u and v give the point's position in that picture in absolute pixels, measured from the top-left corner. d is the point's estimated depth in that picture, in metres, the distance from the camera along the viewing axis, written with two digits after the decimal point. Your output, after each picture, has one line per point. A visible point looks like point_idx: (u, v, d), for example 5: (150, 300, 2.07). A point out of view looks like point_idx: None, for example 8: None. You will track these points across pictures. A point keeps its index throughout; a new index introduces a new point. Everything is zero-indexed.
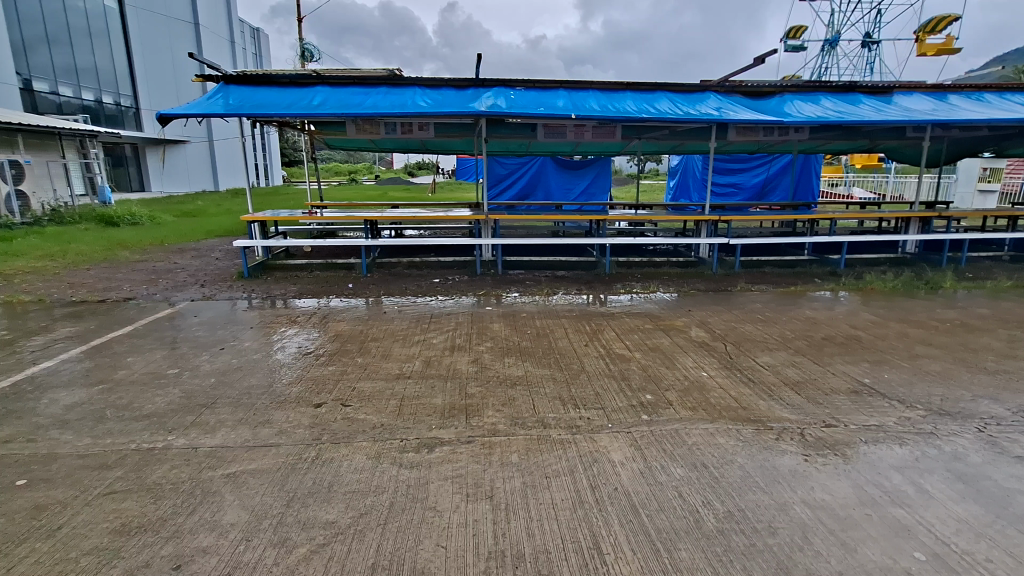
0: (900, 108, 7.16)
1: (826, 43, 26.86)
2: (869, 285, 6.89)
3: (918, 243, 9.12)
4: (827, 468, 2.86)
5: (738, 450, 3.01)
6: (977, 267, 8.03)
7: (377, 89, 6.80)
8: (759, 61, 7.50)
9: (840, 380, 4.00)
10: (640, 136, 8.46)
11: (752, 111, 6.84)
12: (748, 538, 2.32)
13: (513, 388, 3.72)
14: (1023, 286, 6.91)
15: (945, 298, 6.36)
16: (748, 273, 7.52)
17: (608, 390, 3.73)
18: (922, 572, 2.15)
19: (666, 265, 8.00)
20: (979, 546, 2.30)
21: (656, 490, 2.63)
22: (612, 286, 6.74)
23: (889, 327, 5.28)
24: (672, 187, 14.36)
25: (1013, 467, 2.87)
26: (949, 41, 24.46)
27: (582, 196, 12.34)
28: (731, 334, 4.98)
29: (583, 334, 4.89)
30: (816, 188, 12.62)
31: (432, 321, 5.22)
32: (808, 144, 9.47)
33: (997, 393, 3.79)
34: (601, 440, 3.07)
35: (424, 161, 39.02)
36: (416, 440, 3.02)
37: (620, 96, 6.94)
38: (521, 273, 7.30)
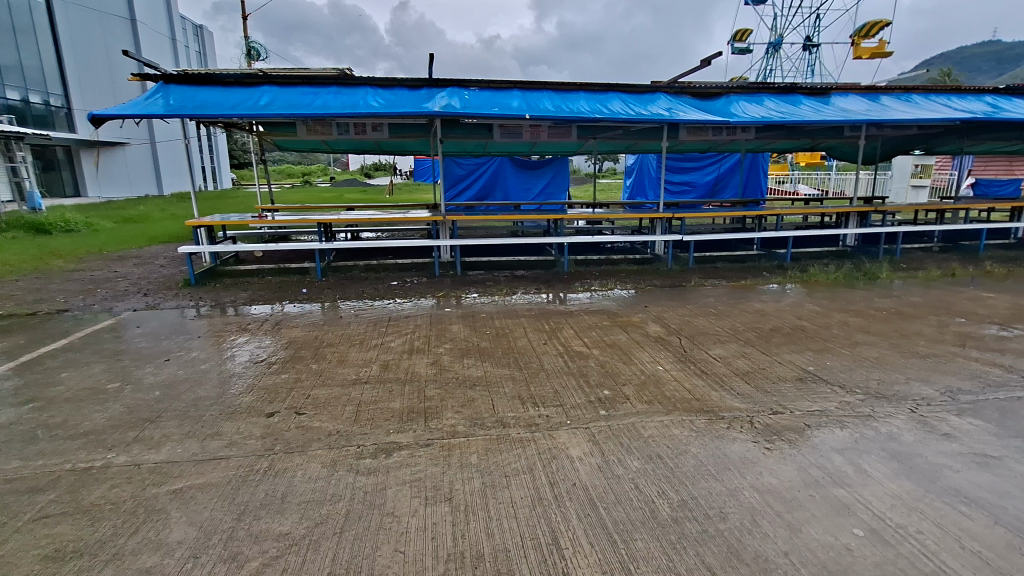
0: (837, 109, 7.53)
1: (770, 46, 28.04)
2: (813, 277, 7.23)
3: (857, 236, 9.63)
4: (775, 453, 2.99)
5: (691, 440, 3.10)
6: (910, 258, 8.56)
7: (328, 88, 6.66)
8: (706, 62, 7.76)
9: (786, 368, 4.19)
10: (594, 136, 8.59)
11: (700, 111, 7.06)
12: (701, 524, 2.40)
13: (473, 389, 3.72)
14: (950, 275, 7.40)
15: (881, 288, 6.75)
16: (701, 269, 7.75)
17: (566, 387, 3.78)
18: (861, 548, 2.27)
19: (623, 262, 8.15)
20: (911, 519, 2.45)
21: (613, 483, 2.68)
22: (570, 284, 6.82)
23: (832, 317, 5.56)
24: (628, 185, 14.67)
25: (941, 444, 3.08)
26: (882, 45, 25.99)
27: (540, 196, 12.46)
28: (685, 328, 5.13)
29: (541, 333, 4.93)
30: (764, 185, 13.15)
31: (390, 324, 5.15)
32: (755, 143, 9.84)
33: (927, 375, 4.05)
34: (560, 437, 3.11)
35: (382, 162, 38.47)
36: (374, 445, 2.98)
37: (573, 96, 7.04)
38: (480, 274, 7.30)
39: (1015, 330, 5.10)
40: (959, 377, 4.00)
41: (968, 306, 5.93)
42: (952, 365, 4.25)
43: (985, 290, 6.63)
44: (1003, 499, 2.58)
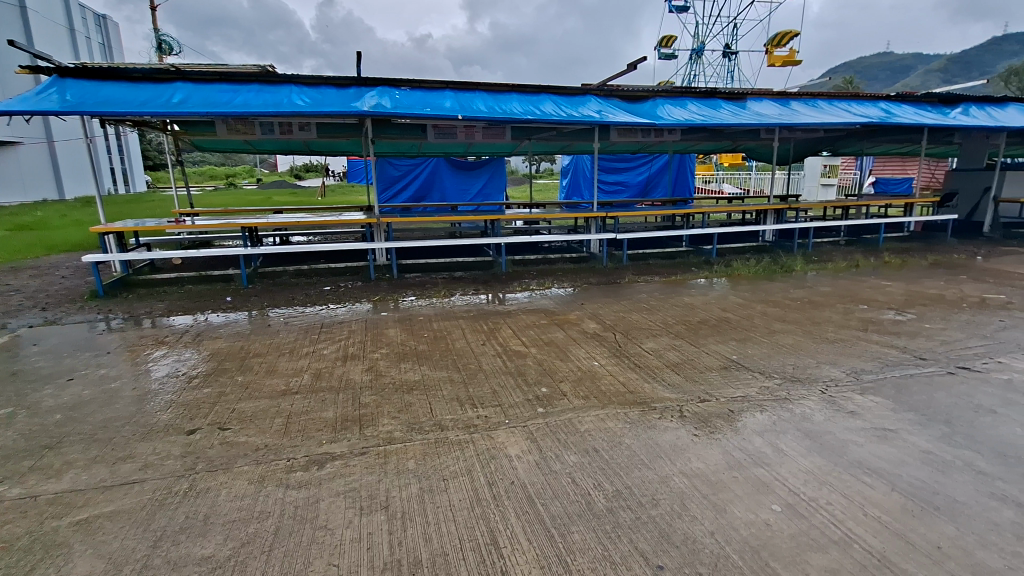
0: (753, 112, 8.02)
1: (693, 52, 29.46)
2: (736, 271, 7.67)
3: (775, 232, 10.31)
4: (703, 439, 3.14)
5: (625, 432, 3.21)
6: (820, 251, 9.27)
7: (248, 86, 6.34)
8: (633, 67, 8.03)
9: (712, 358, 4.42)
10: (529, 137, 8.68)
11: (628, 113, 7.30)
12: (634, 512, 2.49)
13: (411, 394, 3.66)
14: (855, 266, 8.08)
15: (796, 279, 7.26)
16: (634, 266, 8.04)
17: (505, 386, 3.81)
18: (779, 522, 2.44)
19: (560, 261, 8.30)
20: (821, 492, 2.66)
21: (551, 478, 2.73)
22: (509, 284, 6.86)
23: (753, 308, 5.92)
24: (564, 186, 14.96)
25: (848, 421, 3.36)
26: (792, 54, 28.02)
27: (478, 196, 12.46)
28: (620, 324, 5.30)
29: (480, 333, 4.93)
30: (691, 184, 13.81)
31: (323, 331, 4.98)
32: (681, 144, 10.29)
33: (836, 358, 4.41)
34: (498, 436, 3.13)
35: (313, 163, 37.06)
36: (305, 458, 2.86)
37: (506, 97, 7.10)
38: (417, 276, 7.20)
39: (909, 314, 5.65)
40: (862, 359, 4.38)
41: (870, 293, 6.50)
42: (856, 348, 4.64)
43: (884, 278, 7.30)
44: (899, 467, 2.86)
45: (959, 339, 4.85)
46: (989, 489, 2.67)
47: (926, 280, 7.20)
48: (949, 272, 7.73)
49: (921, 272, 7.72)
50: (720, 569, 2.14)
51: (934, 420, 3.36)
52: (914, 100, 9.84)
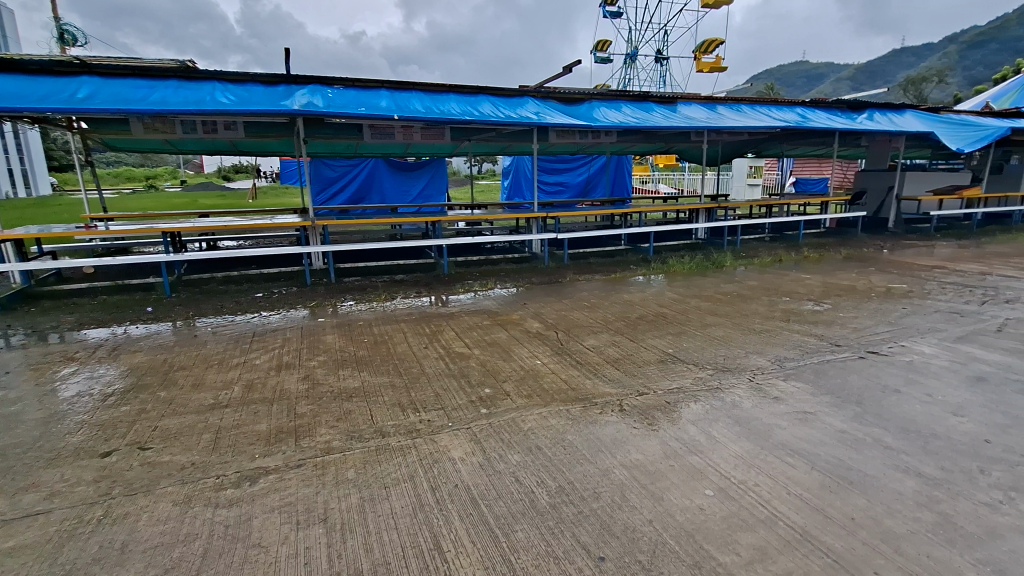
0: (683, 116, 8.37)
1: (627, 57, 30.46)
2: (672, 267, 7.99)
3: (707, 230, 10.82)
4: (643, 431, 3.25)
5: (567, 428, 3.26)
6: (748, 247, 9.82)
7: (166, 81, 5.96)
8: (568, 70, 8.18)
9: (650, 352, 4.58)
10: (468, 138, 8.65)
11: (565, 115, 7.42)
12: (576, 506, 2.54)
13: (350, 401, 3.56)
14: (779, 261, 8.61)
15: (726, 274, 7.65)
16: (575, 265, 8.19)
17: (448, 389, 3.77)
18: (711, 506, 2.56)
19: (502, 262, 8.35)
20: (750, 475, 2.81)
21: (494, 479, 2.73)
22: (451, 286, 6.81)
23: (688, 303, 6.19)
24: (506, 186, 15.02)
25: (773, 406, 3.58)
26: (719, 60, 29.56)
27: (418, 198, 12.30)
28: (562, 322, 5.39)
29: (422, 336, 4.87)
30: (629, 184, 14.25)
31: (256, 340, 4.75)
32: (618, 146, 10.59)
33: (762, 348, 4.68)
34: (441, 440, 3.10)
35: (243, 164, 35.27)
36: (236, 474, 2.72)
37: (443, 97, 7.05)
38: (357, 280, 7.02)
39: (825, 304, 6.09)
40: (785, 348, 4.67)
41: (792, 286, 6.96)
42: (780, 338, 4.95)
43: (804, 271, 7.83)
44: (818, 447, 3.07)
45: (869, 326, 5.28)
46: (895, 462, 2.93)
47: (841, 273, 7.78)
48: (860, 265, 8.39)
49: (835, 265, 8.35)
50: (658, 556, 2.22)
51: (848, 401, 3.64)
52: (826, 106, 10.62)
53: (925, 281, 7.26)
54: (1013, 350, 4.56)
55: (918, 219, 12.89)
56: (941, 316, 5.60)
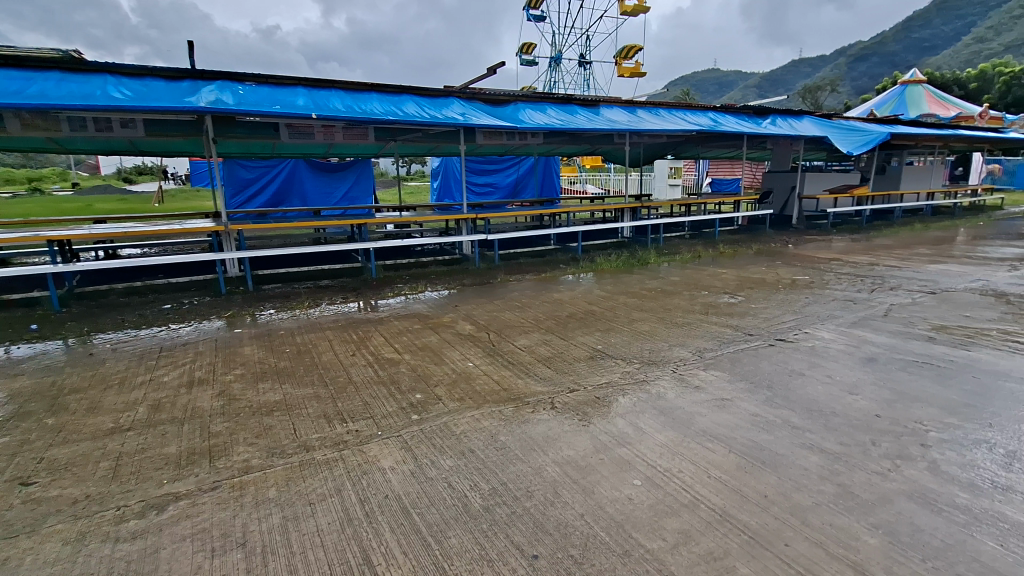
0: (606, 118, 8.64)
1: (551, 60, 31.10)
2: (600, 266, 8.22)
3: (632, 228, 11.25)
4: (573, 427, 3.32)
5: (500, 429, 3.26)
6: (670, 245, 10.30)
7: (47, 73, 5.38)
8: (493, 71, 8.20)
9: (580, 349, 4.69)
10: (394, 138, 8.46)
11: (491, 116, 7.43)
12: (509, 507, 2.54)
13: (270, 416, 3.37)
14: (697, 257, 9.11)
15: (651, 271, 7.98)
16: (506, 266, 8.23)
17: (377, 397, 3.66)
18: (639, 495, 2.65)
19: (432, 264, 8.24)
20: (674, 462, 2.94)
21: (426, 486, 2.68)
22: (380, 290, 6.63)
23: (615, 299, 6.39)
24: (435, 188, 14.82)
25: (694, 395, 3.78)
26: (638, 66, 30.91)
27: (343, 200, 11.89)
28: (494, 323, 5.39)
29: (349, 344, 4.70)
30: (556, 185, 14.53)
31: (163, 355, 4.39)
32: (545, 147, 10.76)
33: (684, 340, 4.93)
34: (370, 450, 3.00)
35: (147, 164, 32.54)
36: (140, 503, 2.49)
37: (365, 96, 6.86)
38: (277, 288, 6.67)
39: (739, 297, 6.50)
40: (705, 339, 4.95)
41: (710, 280, 7.37)
42: (700, 330, 5.23)
43: (721, 267, 8.31)
44: (735, 431, 3.27)
45: (777, 315, 5.70)
46: (802, 440, 3.17)
47: (752, 267, 8.35)
48: (769, 259, 9.05)
49: (748, 260, 8.94)
50: (589, 549, 2.27)
51: (760, 386, 3.91)
52: (735, 111, 11.37)
53: (824, 272, 7.96)
54: (898, 332, 5.10)
55: (818, 216, 14.10)
56: (838, 304, 6.15)
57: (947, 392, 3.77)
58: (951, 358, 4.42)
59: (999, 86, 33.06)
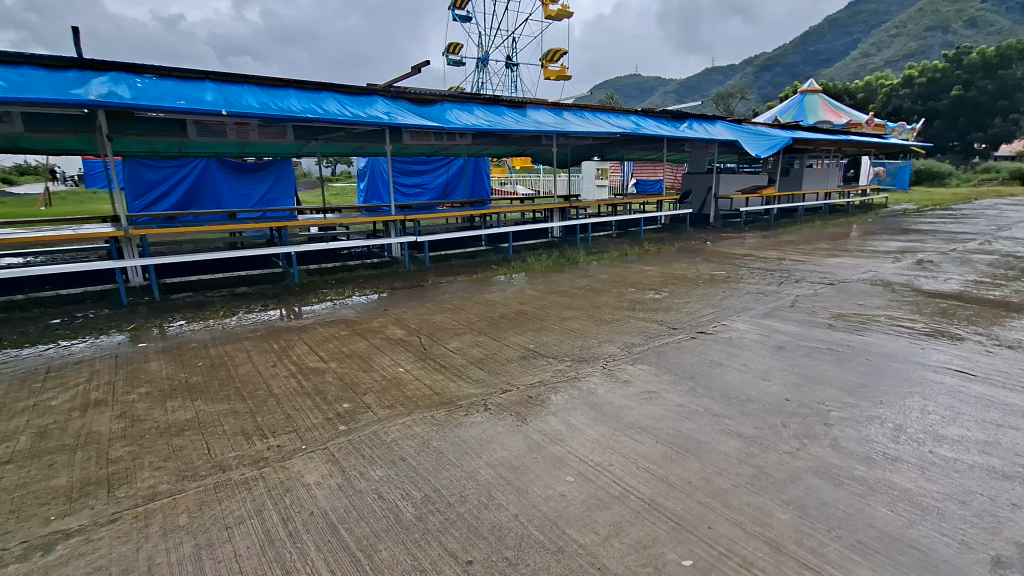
0: (533, 120, 8.74)
1: (478, 61, 31.15)
2: (531, 266, 8.31)
3: (561, 228, 11.47)
4: (507, 427, 3.32)
5: (432, 434, 3.20)
6: (598, 243, 10.59)
7: None
8: (418, 70, 8.07)
9: (512, 349, 4.71)
10: (315, 137, 8.11)
11: (417, 116, 7.30)
12: (443, 513, 2.49)
13: (180, 436, 3.11)
14: (624, 255, 9.45)
15: (580, 270, 8.18)
16: (437, 267, 8.12)
17: (300, 408, 3.48)
18: (572, 491, 2.69)
19: (360, 267, 7.98)
20: (605, 456, 3.01)
21: (354, 500, 2.58)
22: (304, 296, 6.33)
23: (546, 298, 6.48)
24: (362, 189, 14.39)
25: (623, 389, 3.90)
26: (563, 69, 31.66)
27: (263, 202, 11.26)
28: (425, 326, 5.29)
29: (269, 354, 4.44)
30: (487, 185, 14.56)
31: (52, 376, 3.94)
32: (474, 147, 10.71)
33: (612, 336, 5.08)
34: (294, 465, 2.84)
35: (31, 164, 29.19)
36: (22, 545, 2.21)
37: (282, 93, 6.52)
38: (188, 297, 6.19)
39: (663, 293, 6.79)
40: (632, 334, 5.12)
41: (636, 277, 7.66)
42: (627, 326, 5.41)
43: (646, 264, 8.66)
44: (660, 422, 3.41)
45: (698, 309, 6.02)
46: (721, 426, 3.35)
47: (674, 264, 8.76)
48: (690, 256, 9.54)
49: (671, 257, 9.37)
50: (523, 549, 2.27)
51: (684, 377, 4.10)
52: (655, 115, 11.88)
53: (738, 267, 8.50)
54: (803, 321, 5.53)
55: (732, 215, 15.06)
56: (751, 297, 6.59)
57: (845, 374, 4.14)
58: (848, 343, 4.86)
59: (881, 97, 37.03)
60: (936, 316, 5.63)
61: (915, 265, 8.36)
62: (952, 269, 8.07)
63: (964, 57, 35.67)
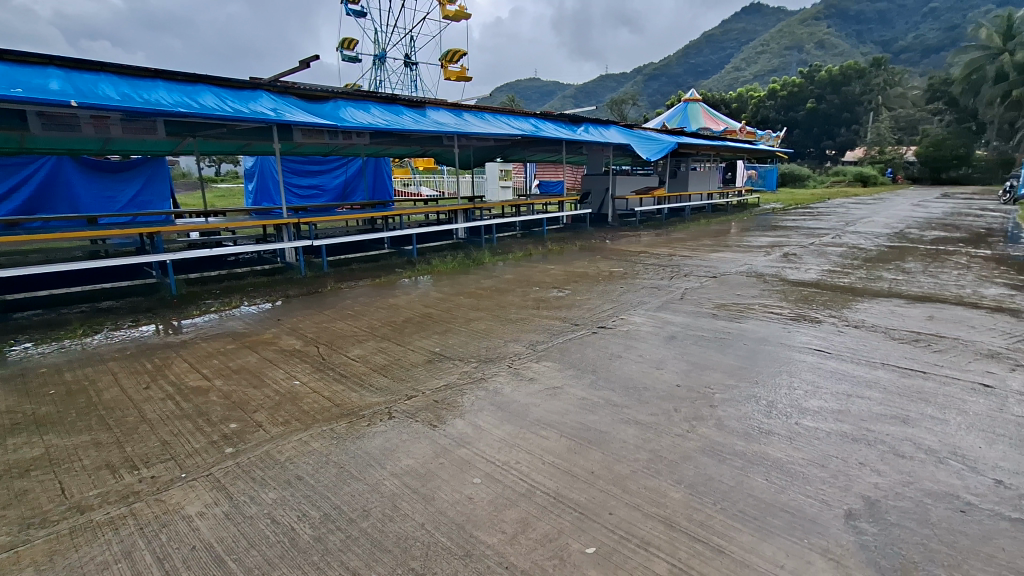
0: (433, 121, 8.64)
1: (375, 58, 30.24)
2: (436, 267, 8.20)
3: (466, 229, 11.45)
4: (414, 435, 3.24)
5: (332, 449, 3.04)
6: (503, 244, 10.71)
7: None
8: (307, 65, 7.66)
9: (418, 354, 4.61)
10: (192, 133, 7.40)
11: (308, 113, 6.92)
12: (344, 531, 2.37)
13: (26, 477, 2.68)
14: (528, 254, 9.64)
15: (486, 270, 8.23)
16: (337, 272, 7.75)
17: (179, 433, 3.15)
18: (479, 493, 2.68)
19: (250, 275, 7.39)
20: (512, 455, 3.04)
21: (244, 527, 2.38)
22: (183, 309, 5.75)
23: (452, 301, 6.42)
24: (251, 191, 13.38)
25: (528, 386, 3.97)
26: (463, 71, 31.72)
27: (131, 205, 10.08)
28: (323, 335, 5.03)
29: (141, 375, 3.97)
30: (389, 186, 14.18)
31: None
32: (373, 147, 10.38)
33: (518, 335, 5.15)
34: (172, 496, 2.56)
35: None
36: None
37: (149, 84, 5.88)
38: (38, 315, 5.39)
39: (566, 290, 7.02)
40: (537, 333, 5.24)
41: (540, 276, 7.85)
42: (532, 325, 5.51)
43: (549, 263, 8.88)
44: (564, 416, 3.51)
45: (599, 305, 6.30)
46: (621, 416, 3.52)
47: (577, 262, 9.09)
48: (590, 254, 9.95)
49: (573, 255, 9.71)
50: (430, 558, 2.23)
51: (586, 371, 4.26)
52: (554, 118, 12.25)
53: (635, 264, 9.00)
54: (691, 312, 5.99)
55: (628, 215, 15.94)
56: (646, 291, 7.02)
57: (727, 359, 4.54)
58: (729, 330, 5.34)
59: (750, 108, 41.20)
60: (799, 302, 6.34)
61: (782, 258, 9.38)
62: (811, 261, 9.14)
63: (815, 74, 40.68)
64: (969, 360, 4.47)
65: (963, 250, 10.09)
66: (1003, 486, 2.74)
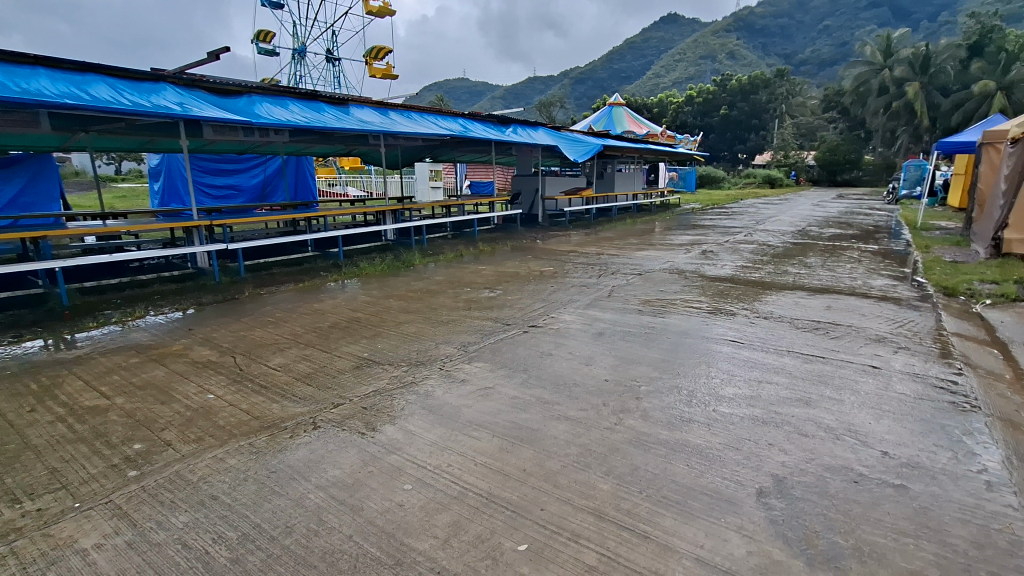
0: (357, 119, 8.37)
1: (295, 52, 28.92)
2: (364, 270, 7.97)
3: (395, 231, 11.21)
4: (341, 444, 3.12)
5: (251, 465, 2.87)
6: (433, 245, 10.58)
7: None
8: (216, 57, 7.18)
9: (344, 360, 4.45)
10: (84, 128, 6.72)
11: (218, 109, 6.48)
12: (264, 550, 2.25)
13: None
14: (460, 255, 9.59)
15: (416, 272, 8.08)
16: (256, 277, 7.34)
17: (73, 459, 2.85)
18: (410, 499, 2.63)
19: (156, 282, 6.82)
20: (443, 458, 3.01)
21: (151, 555, 2.19)
22: (78, 320, 5.22)
23: (381, 304, 6.26)
24: (157, 191, 12.39)
25: (460, 388, 3.95)
26: (389, 68, 31.05)
27: (11, 206, 9.07)
28: (241, 344, 4.74)
29: (26, 396, 3.56)
30: (313, 187, 13.63)
31: None
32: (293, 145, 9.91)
33: (449, 337, 5.11)
34: (64, 529, 2.32)
35: None
36: None
37: (28, 72, 5.28)
38: None
39: (497, 291, 7.05)
40: (468, 334, 5.22)
41: (471, 277, 7.84)
42: (463, 326, 5.48)
43: (480, 264, 8.88)
44: (496, 416, 3.52)
45: (529, 304, 6.38)
46: (552, 413, 3.58)
47: (508, 262, 9.16)
48: (521, 254, 10.06)
49: (505, 256, 9.77)
50: (358, 570, 2.16)
51: (518, 371, 4.30)
52: (483, 118, 12.25)
53: (564, 263, 9.19)
54: (618, 309, 6.20)
55: (558, 214, 16.26)
56: (576, 290, 7.19)
57: (652, 352, 4.75)
58: (653, 324, 5.59)
59: (669, 113, 43.37)
60: (716, 297, 6.75)
61: (700, 255, 9.94)
62: (726, 258, 9.75)
63: (726, 83, 43.49)
64: (860, 345, 4.95)
65: (855, 246, 11.15)
66: (888, 457, 3.05)
